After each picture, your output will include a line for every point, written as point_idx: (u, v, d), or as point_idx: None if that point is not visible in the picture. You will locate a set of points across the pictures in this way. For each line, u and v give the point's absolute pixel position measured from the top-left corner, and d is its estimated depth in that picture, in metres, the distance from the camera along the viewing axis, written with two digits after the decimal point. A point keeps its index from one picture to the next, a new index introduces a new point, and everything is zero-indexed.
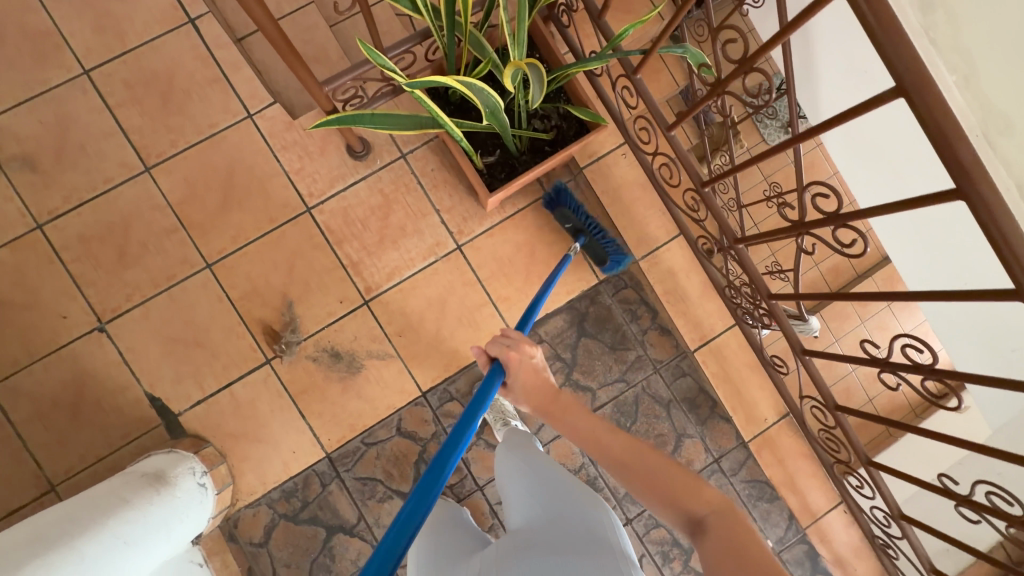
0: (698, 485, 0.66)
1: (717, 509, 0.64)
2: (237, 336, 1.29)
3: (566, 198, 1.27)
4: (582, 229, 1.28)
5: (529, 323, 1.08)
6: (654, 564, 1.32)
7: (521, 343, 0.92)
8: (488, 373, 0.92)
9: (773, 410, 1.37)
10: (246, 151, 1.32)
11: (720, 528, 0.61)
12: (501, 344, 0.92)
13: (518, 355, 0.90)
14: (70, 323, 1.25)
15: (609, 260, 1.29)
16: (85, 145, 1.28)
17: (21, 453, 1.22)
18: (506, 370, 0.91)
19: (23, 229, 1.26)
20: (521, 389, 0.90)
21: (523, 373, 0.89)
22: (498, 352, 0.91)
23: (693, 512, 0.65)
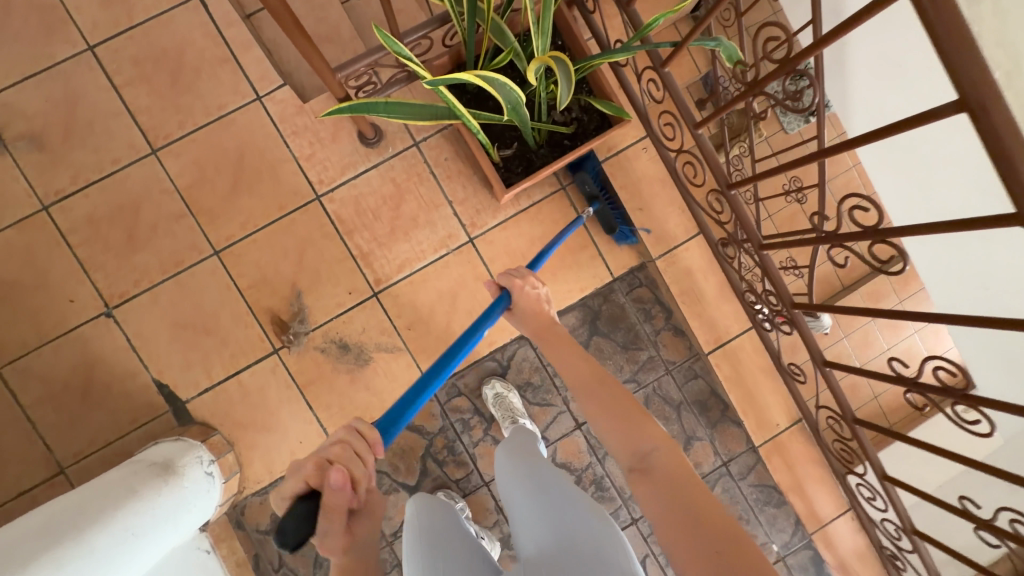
0: (644, 421, 0.70)
1: (663, 445, 0.67)
2: (245, 325, 1.28)
3: (589, 163, 1.27)
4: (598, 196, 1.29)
5: (540, 264, 1.06)
6: (657, 563, 1.33)
7: (524, 275, 0.93)
8: (493, 301, 0.92)
9: (786, 415, 1.35)
10: (255, 135, 1.28)
11: (665, 461, 0.65)
12: (509, 274, 0.93)
13: (525, 284, 0.92)
14: (78, 306, 1.24)
15: (619, 230, 1.30)
16: (92, 125, 1.25)
17: (31, 434, 1.23)
18: (513, 296, 0.92)
19: (30, 211, 1.24)
20: (526, 317, 0.91)
21: (526, 304, 0.91)
22: (508, 282, 0.92)
23: (639, 447, 0.67)
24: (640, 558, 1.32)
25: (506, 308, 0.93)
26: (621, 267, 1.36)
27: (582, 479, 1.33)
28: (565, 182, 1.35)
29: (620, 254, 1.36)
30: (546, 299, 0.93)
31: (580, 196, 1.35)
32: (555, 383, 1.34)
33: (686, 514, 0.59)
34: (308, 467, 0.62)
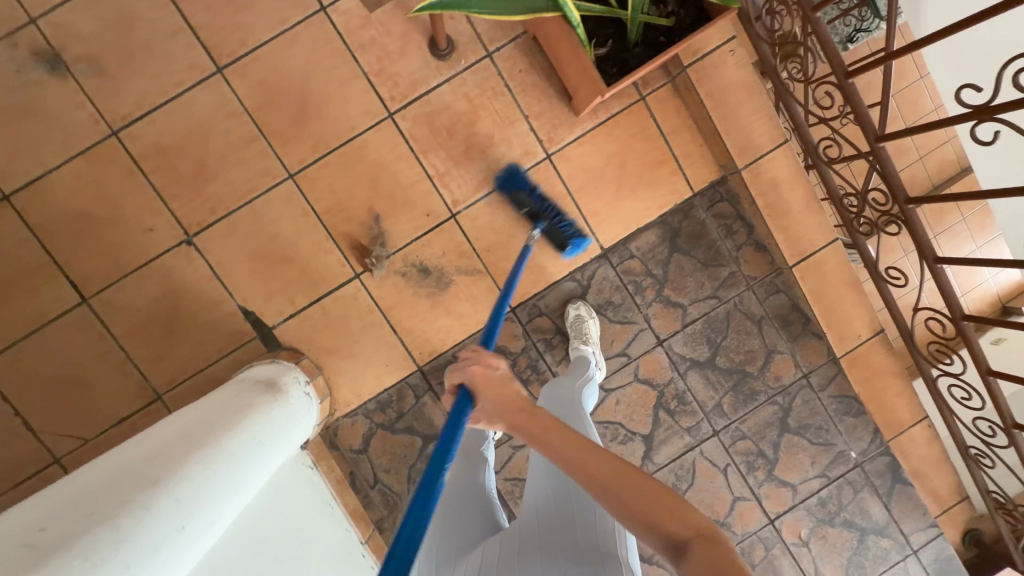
0: (683, 505, 0.57)
1: (702, 534, 0.55)
2: (325, 251, 1.26)
3: (517, 180, 1.24)
4: (539, 213, 1.23)
5: (495, 338, 0.93)
6: (738, 473, 1.35)
7: (481, 362, 0.72)
8: (452, 412, 0.73)
9: (868, 327, 1.34)
10: (323, 51, 1.21)
11: (706, 553, 0.53)
12: (462, 363, 0.73)
13: (484, 372, 0.71)
14: (157, 237, 1.21)
15: (569, 246, 1.26)
16: (152, 45, 1.17)
17: (124, 365, 1.23)
18: (475, 396, 0.72)
19: (99, 138, 1.18)
20: (495, 415, 0.69)
21: (490, 400, 0.70)
22: (463, 376, 0.72)
23: (673, 535, 0.56)
24: (722, 467, 1.35)
25: (471, 415, 0.73)
26: (702, 181, 1.32)
27: (663, 394, 1.34)
28: (645, 93, 1.28)
29: (700, 167, 1.31)
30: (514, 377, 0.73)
31: (660, 107, 1.29)
32: (636, 300, 1.33)
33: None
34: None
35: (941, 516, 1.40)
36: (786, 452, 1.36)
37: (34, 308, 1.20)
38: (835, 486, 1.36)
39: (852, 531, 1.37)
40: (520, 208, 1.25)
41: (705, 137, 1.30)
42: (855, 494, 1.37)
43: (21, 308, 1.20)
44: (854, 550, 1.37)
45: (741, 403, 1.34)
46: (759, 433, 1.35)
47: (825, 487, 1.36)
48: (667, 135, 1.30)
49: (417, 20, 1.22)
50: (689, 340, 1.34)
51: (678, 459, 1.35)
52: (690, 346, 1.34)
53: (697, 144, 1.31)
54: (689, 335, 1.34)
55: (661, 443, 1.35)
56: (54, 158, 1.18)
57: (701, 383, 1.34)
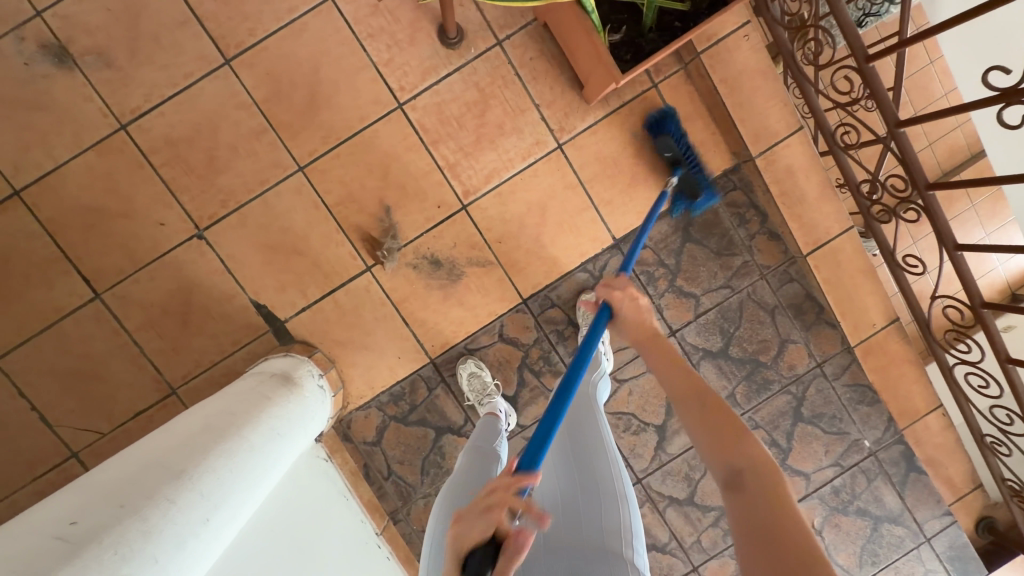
0: (742, 439, 0.62)
1: (759, 462, 0.59)
2: (336, 244, 1.25)
3: (669, 125, 1.23)
4: (680, 160, 1.24)
5: (631, 265, 1.04)
6: None
7: (624, 287, 0.87)
8: (595, 317, 0.87)
9: (883, 315, 1.33)
10: (331, 41, 1.20)
11: (760, 481, 0.57)
12: (608, 286, 0.88)
13: (625, 296, 0.86)
14: (168, 231, 1.21)
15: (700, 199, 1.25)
16: (159, 37, 1.16)
17: (138, 359, 1.23)
18: (614, 311, 0.87)
19: (108, 131, 1.17)
20: (631, 329, 0.84)
21: (625, 322, 0.85)
22: (607, 295, 0.87)
23: (731, 459, 0.60)
24: None
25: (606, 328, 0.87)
26: (715, 169, 1.30)
27: None
28: (657, 80, 1.26)
29: (714, 155, 1.30)
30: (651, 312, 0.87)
31: (673, 94, 1.27)
32: (648, 290, 1.32)
33: (768, 537, 0.51)
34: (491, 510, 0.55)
35: (955, 503, 1.40)
36: (799, 441, 1.35)
37: (48, 302, 1.20)
38: (849, 475, 1.36)
39: (866, 519, 1.37)
40: (662, 150, 1.24)
41: (718, 124, 1.28)
42: (869, 482, 1.37)
43: (36, 302, 1.20)
44: (868, 538, 1.37)
45: (755, 392, 1.34)
46: (773, 422, 1.35)
47: (838, 475, 1.36)
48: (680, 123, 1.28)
49: (426, 8, 1.20)
50: (702, 330, 1.34)
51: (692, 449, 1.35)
52: (703, 335, 1.34)
53: (710, 132, 1.29)
54: (702, 325, 1.33)
55: (675, 433, 1.34)
56: (65, 151, 1.17)
57: (715, 373, 1.34)
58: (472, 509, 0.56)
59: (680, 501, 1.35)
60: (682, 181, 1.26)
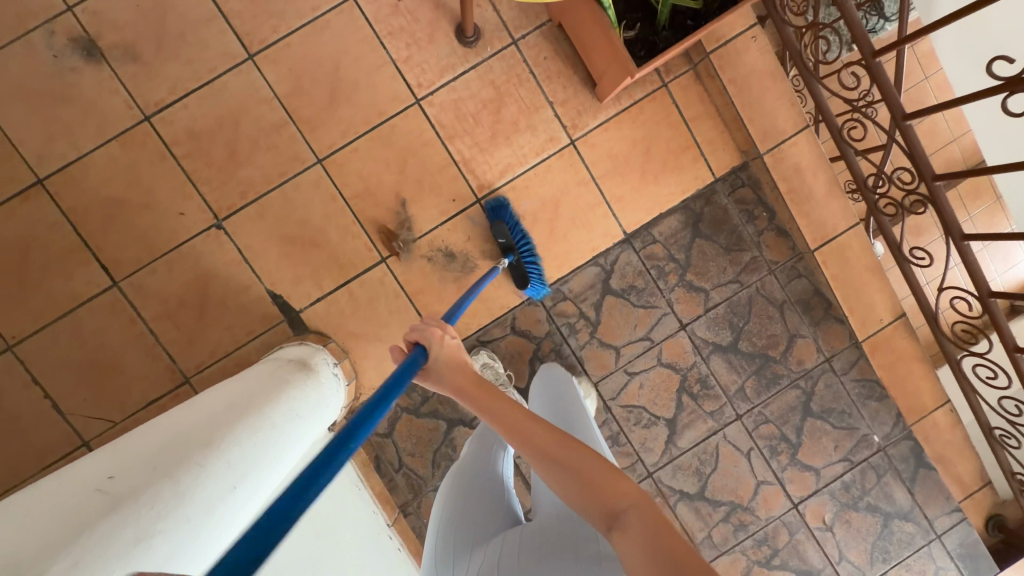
0: (618, 476, 0.59)
1: (638, 502, 0.56)
2: (353, 236, 1.27)
3: (505, 213, 1.25)
4: (512, 248, 1.24)
5: (458, 317, 0.91)
6: (762, 457, 1.36)
7: (440, 327, 0.72)
8: (405, 360, 0.71)
9: (890, 311, 1.35)
10: (352, 39, 1.23)
11: (641, 523, 0.54)
12: (420, 326, 0.72)
13: (442, 336, 0.71)
14: (188, 221, 1.23)
15: (529, 288, 1.27)
16: (186, 33, 1.19)
17: (153, 348, 1.24)
18: (429, 356, 0.71)
19: (131, 123, 1.20)
20: (448, 379, 0.69)
21: (451, 362, 0.70)
22: (421, 336, 0.71)
23: (611, 503, 0.57)
24: (745, 451, 1.36)
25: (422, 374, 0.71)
26: (723, 167, 1.33)
27: (687, 378, 1.35)
28: (667, 80, 1.30)
29: (723, 153, 1.33)
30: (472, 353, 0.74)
31: (683, 94, 1.30)
32: (658, 285, 1.34)
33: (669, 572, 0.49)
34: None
35: (965, 501, 1.40)
36: (809, 436, 1.36)
37: (65, 291, 1.21)
38: (859, 470, 1.37)
39: (877, 515, 1.37)
40: (497, 236, 1.25)
41: (727, 124, 1.32)
42: (878, 479, 1.37)
43: (54, 290, 1.21)
44: (879, 535, 1.37)
45: (764, 386, 1.35)
46: (783, 417, 1.36)
47: (848, 471, 1.37)
48: (689, 122, 1.31)
49: (444, 9, 1.24)
50: (711, 325, 1.35)
51: (701, 443, 1.35)
52: (712, 330, 1.35)
53: (719, 132, 1.32)
54: (711, 320, 1.35)
55: (684, 427, 1.35)
56: (89, 142, 1.19)
57: (724, 367, 1.35)
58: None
59: (690, 496, 1.35)
60: (515, 268, 1.27)
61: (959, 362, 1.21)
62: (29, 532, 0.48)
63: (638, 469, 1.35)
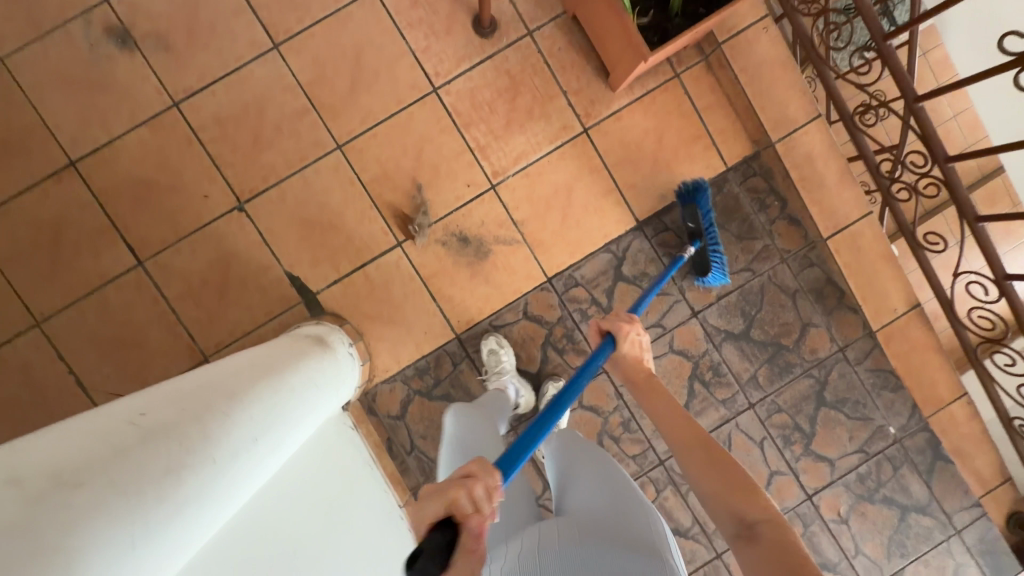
0: (755, 491, 0.66)
1: (772, 518, 0.63)
2: (369, 221, 1.30)
3: (702, 197, 1.24)
4: (699, 233, 1.25)
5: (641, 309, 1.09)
6: (776, 447, 1.35)
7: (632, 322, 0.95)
8: (597, 347, 0.94)
9: (904, 301, 1.35)
10: (373, 31, 1.28)
11: (774, 532, 0.61)
12: (614, 318, 0.95)
13: (631, 331, 0.94)
14: (211, 203, 1.27)
15: (710, 275, 1.27)
16: (215, 23, 1.25)
17: (174, 326, 1.27)
18: (616, 346, 0.94)
19: (161, 109, 1.25)
20: (625, 366, 0.93)
21: (629, 355, 0.93)
22: (613, 327, 0.94)
23: (743, 513, 0.64)
24: (758, 440, 1.35)
25: (605, 355, 0.94)
26: (734, 156, 1.35)
27: (699, 366, 1.35)
28: (679, 70, 1.33)
29: (734, 143, 1.35)
30: (646, 348, 0.95)
31: (694, 84, 1.33)
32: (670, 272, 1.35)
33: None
34: (450, 488, 0.57)
35: (984, 497, 1.37)
36: (823, 426, 1.35)
37: (94, 269, 1.25)
38: (874, 462, 1.35)
39: (893, 509, 1.35)
40: (688, 219, 1.26)
41: (738, 113, 1.34)
42: (894, 471, 1.35)
43: (83, 268, 1.25)
44: (895, 529, 1.35)
45: (777, 374, 1.34)
46: (796, 406, 1.35)
47: (863, 462, 1.35)
48: (701, 112, 1.34)
49: (462, 1, 1.28)
50: (723, 312, 1.35)
51: (714, 431, 1.35)
52: (724, 318, 1.35)
53: (730, 122, 1.34)
54: (723, 307, 1.35)
55: (697, 415, 1.35)
56: (121, 126, 1.24)
57: (737, 355, 1.35)
58: (433, 490, 0.58)
59: None
60: (699, 254, 1.27)
61: (977, 350, 1.20)
62: (75, 445, 0.49)
63: (649, 456, 1.34)
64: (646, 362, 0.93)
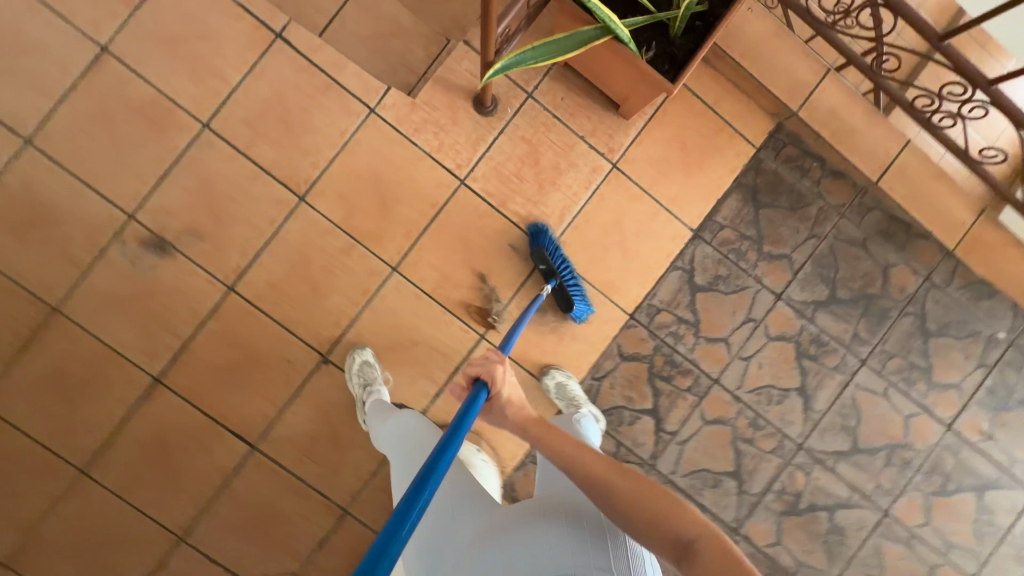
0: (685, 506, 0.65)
1: (706, 531, 0.62)
2: (446, 324, 1.31)
3: (545, 240, 1.26)
4: (553, 272, 1.24)
5: (511, 345, 1.03)
6: (900, 392, 1.36)
7: (497, 361, 0.84)
8: (470, 397, 0.81)
9: (971, 210, 1.34)
10: (384, 147, 1.27)
11: (712, 549, 0.60)
12: (477, 363, 0.84)
13: (503, 370, 0.83)
14: (297, 365, 1.27)
15: (575, 310, 1.28)
16: (236, 196, 1.24)
17: (306, 491, 1.28)
18: (489, 388, 0.83)
19: (218, 296, 1.25)
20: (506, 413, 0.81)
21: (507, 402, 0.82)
22: (482, 370, 0.83)
23: (681, 534, 0.63)
24: (882, 392, 1.36)
25: (479, 403, 0.81)
26: (760, 135, 1.35)
27: (801, 343, 1.36)
28: None
29: (756, 123, 1.35)
30: (519, 394, 0.85)
31: (698, 83, 1.33)
32: (741, 266, 1.36)
33: None
34: None
35: None
36: (938, 355, 1.36)
37: (212, 468, 1.26)
38: (997, 372, 1.36)
39: None
40: (537, 263, 1.25)
41: (749, 93, 1.34)
42: (1018, 372, 1.37)
43: (202, 470, 1.26)
44: None
45: (877, 323, 1.36)
46: (905, 346, 1.36)
47: (987, 376, 1.36)
48: (713, 105, 1.34)
49: (457, 89, 1.28)
50: (805, 284, 1.36)
51: (838, 399, 1.36)
52: (808, 289, 1.36)
53: (744, 105, 1.35)
54: (803, 280, 1.36)
55: (816, 390, 1.36)
56: (188, 326, 1.25)
57: (832, 320, 1.36)
58: None
59: (847, 453, 1.35)
60: (560, 292, 1.27)
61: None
62: None
63: (787, 444, 1.35)
64: (522, 403, 0.84)
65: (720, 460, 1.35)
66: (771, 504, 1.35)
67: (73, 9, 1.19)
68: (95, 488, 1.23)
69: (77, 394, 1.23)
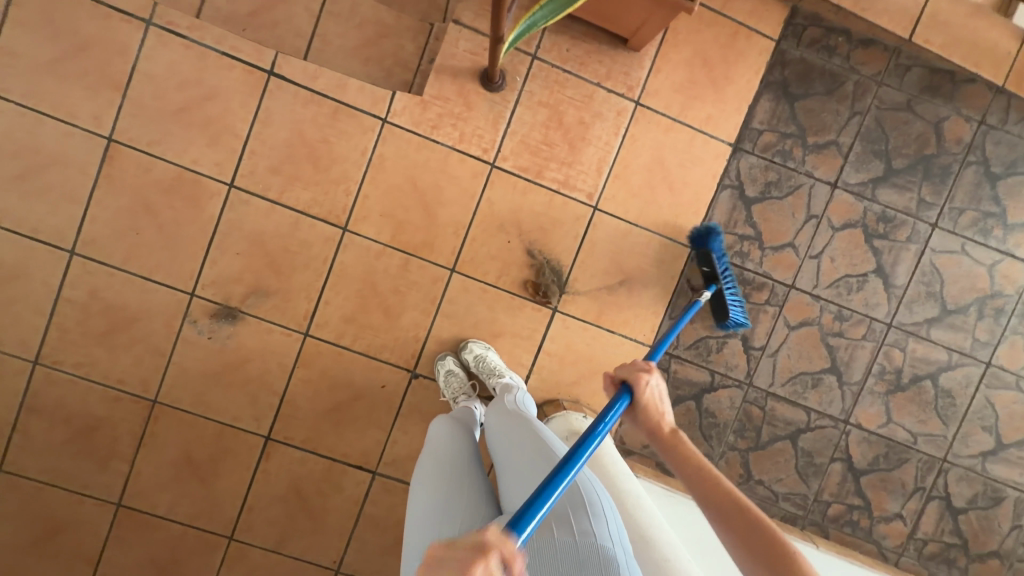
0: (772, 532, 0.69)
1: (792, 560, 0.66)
2: (519, 308, 1.32)
3: (715, 241, 1.22)
4: (716, 277, 1.22)
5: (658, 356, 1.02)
6: (979, 244, 1.34)
7: (646, 371, 0.86)
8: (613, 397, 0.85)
9: (1015, 40, 1.27)
10: (409, 154, 1.25)
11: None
12: (631, 368, 0.87)
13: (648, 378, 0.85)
14: (392, 388, 1.30)
15: (730, 319, 1.23)
16: (286, 245, 1.24)
17: None
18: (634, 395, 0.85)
19: (299, 345, 1.27)
20: (644, 414, 0.84)
21: (649, 405, 0.85)
22: (630, 375, 0.86)
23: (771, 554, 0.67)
24: (961, 250, 1.34)
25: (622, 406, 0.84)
26: (777, 26, 1.28)
27: (868, 225, 1.34)
28: None
29: (770, 16, 1.28)
30: (665, 406, 0.86)
31: None
32: (791, 166, 1.32)
33: None
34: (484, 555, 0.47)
35: None
36: (1008, 196, 1.33)
37: (346, 502, 1.32)
38: None
39: None
40: (703, 264, 1.24)
41: None
42: None
43: (338, 507, 1.32)
44: None
45: (940, 183, 1.32)
46: (974, 198, 1.33)
47: None
48: (722, 10, 1.27)
49: (462, 73, 1.24)
50: (859, 165, 1.32)
51: (917, 269, 1.34)
52: (863, 169, 1.32)
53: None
54: (856, 161, 1.32)
55: (894, 266, 1.34)
56: (281, 381, 1.28)
57: (895, 192, 1.33)
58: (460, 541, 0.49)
59: (938, 319, 1.35)
60: (719, 300, 1.24)
61: None
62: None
63: (877, 326, 1.35)
64: (663, 413, 0.85)
65: (815, 359, 1.36)
66: (875, 387, 1.37)
67: (72, 109, 1.17)
68: (249, 548, 1.31)
69: (204, 472, 1.28)
